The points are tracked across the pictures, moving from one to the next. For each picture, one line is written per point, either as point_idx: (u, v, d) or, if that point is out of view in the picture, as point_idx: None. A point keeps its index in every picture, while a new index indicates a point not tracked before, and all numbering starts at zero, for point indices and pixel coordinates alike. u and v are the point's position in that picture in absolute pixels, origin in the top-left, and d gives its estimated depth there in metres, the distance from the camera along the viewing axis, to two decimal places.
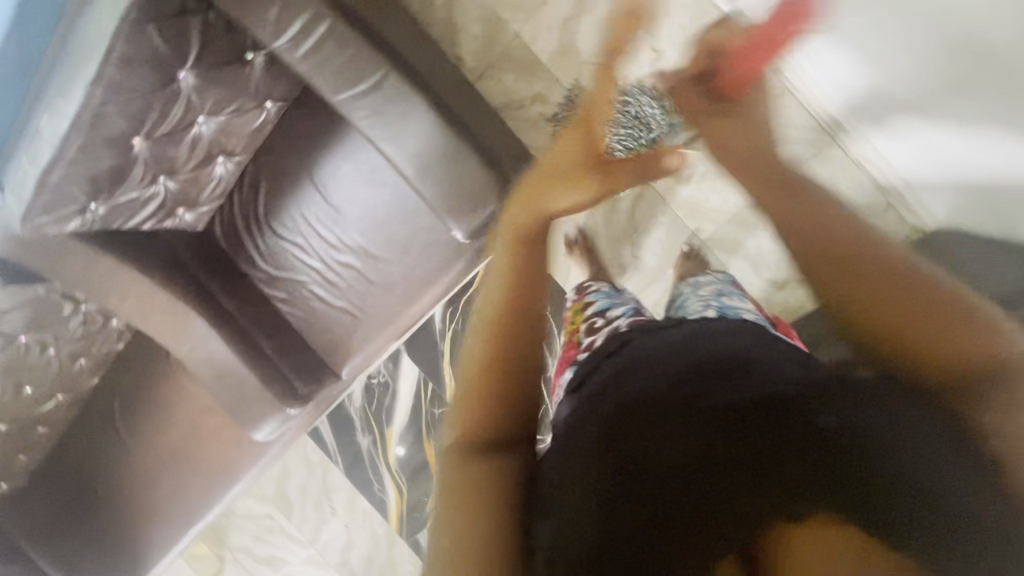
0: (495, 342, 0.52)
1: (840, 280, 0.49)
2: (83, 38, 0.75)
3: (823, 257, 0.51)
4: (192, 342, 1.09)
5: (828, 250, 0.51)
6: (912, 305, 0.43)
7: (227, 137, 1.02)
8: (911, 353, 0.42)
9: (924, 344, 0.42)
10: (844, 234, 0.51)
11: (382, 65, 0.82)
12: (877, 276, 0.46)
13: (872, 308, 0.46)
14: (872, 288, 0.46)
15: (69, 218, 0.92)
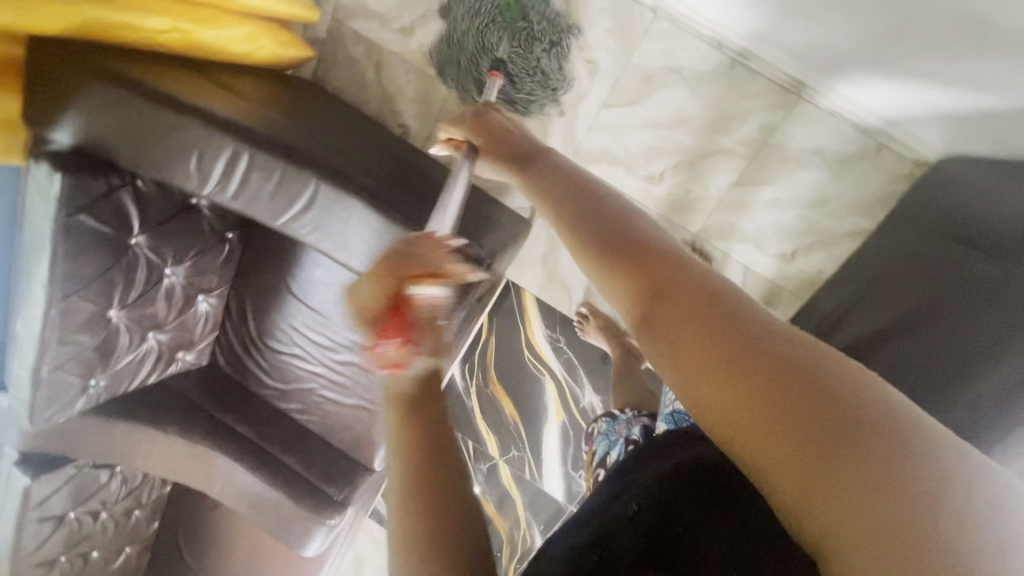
0: (413, 477, 0.44)
1: (704, 352, 0.37)
2: (29, 242, 0.77)
3: (676, 318, 0.39)
4: (223, 478, 1.10)
5: (682, 311, 0.39)
6: (801, 412, 0.32)
7: (199, 278, 1.04)
8: (785, 469, 0.32)
9: (798, 466, 0.32)
10: (702, 293, 0.39)
11: (309, 177, 0.80)
12: (754, 364, 0.34)
13: (741, 413, 0.34)
14: (750, 379, 0.34)
15: (73, 401, 0.94)
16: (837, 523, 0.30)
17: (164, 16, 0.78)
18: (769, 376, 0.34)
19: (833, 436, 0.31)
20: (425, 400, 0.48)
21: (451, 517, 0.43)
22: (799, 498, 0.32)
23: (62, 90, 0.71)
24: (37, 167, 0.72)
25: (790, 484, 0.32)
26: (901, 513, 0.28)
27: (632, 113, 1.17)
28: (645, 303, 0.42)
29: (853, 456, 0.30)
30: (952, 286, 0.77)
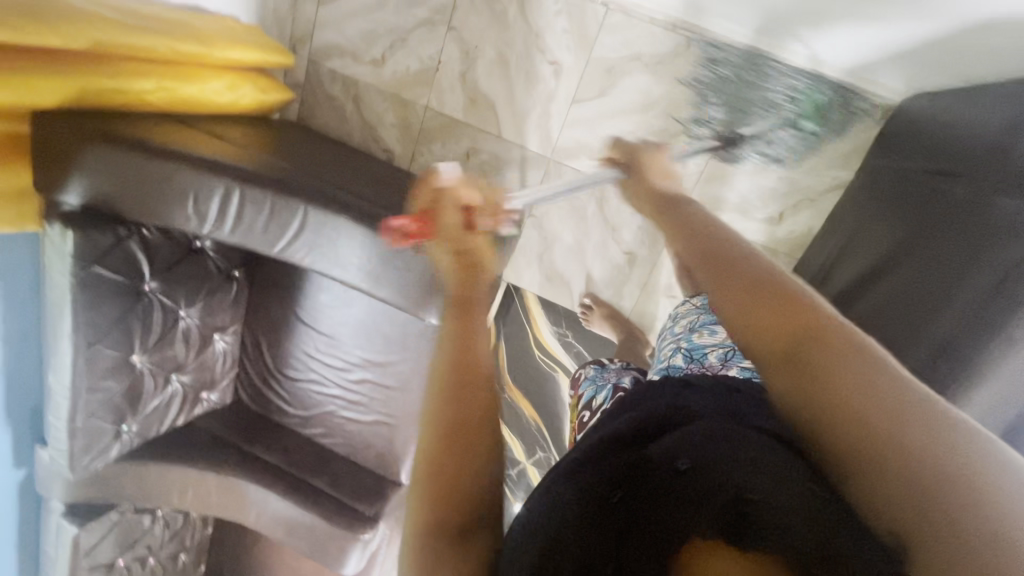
0: (448, 422, 0.49)
1: (816, 364, 0.43)
2: (52, 300, 0.83)
3: (786, 340, 0.46)
4: (256, 507, 1.13)
5: (793, 331, 0.46)
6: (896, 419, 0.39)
7: (213, 317, 1.10)
8: (876, 463, 0.38)
9: (888, 462, 0.37)
10: (810, 318, 0.46)
11: (297, 204, 0.85)
12: (855, 378, 0.41)
13: (846, 415, 0.40)
14: (849, 391, 0.41)
15: (108, 447, 1.00)
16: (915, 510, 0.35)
17: (148, 76, 0.85)
18: (869, 388, 0.40)
19: (922, 439, 0.37)
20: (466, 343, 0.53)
21: (463, 459, 0.48)
22: (888, 491, 0.37)
23: (66, 156, 0.77)
24: (51, 228, 0.79)
25: (877, 479, 0.38)
26: (975, 504, 0.34)
27: (600, 104, 1.21)
28: (756, 322, 0.48)
29: (934, 456, 0.36)
30: (930, 215, 0.78)
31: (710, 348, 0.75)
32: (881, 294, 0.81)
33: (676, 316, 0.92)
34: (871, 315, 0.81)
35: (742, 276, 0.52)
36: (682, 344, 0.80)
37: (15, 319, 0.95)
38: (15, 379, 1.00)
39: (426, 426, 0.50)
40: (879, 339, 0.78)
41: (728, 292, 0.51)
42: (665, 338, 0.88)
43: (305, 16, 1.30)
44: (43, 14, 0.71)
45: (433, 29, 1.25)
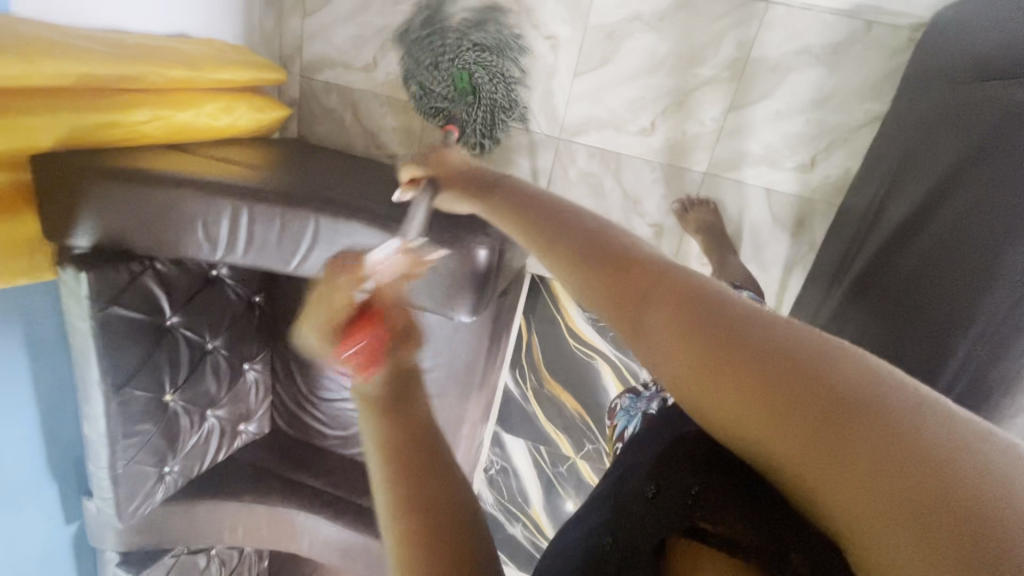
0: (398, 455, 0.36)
1: (678, 337, 0.32)
2: (76, 349, 0.81)
3: (635, 319, 0.36)
4: (306, 534, 1.10)
5: (639, 307, 0.36)
6: (802, 406, 0.26)
7: (240, 346, 1.08)
8: (802, 466, 0.26)
9: (815, 458, 0.26)
10: (665, 279, 0.37)
11: (307, 215, 0.82)
12: (729, 346, 0.30)
13: (729, 410, 0.29)
14: (721, 366, 0.30)
15: (153, 490, 0.98)
16: (860, 508, 0.24)
17: (141, 106, 0.83)
18: (754, 357, 0.29)
19: (844, 428, 0.25)
20: (408, 406, 0.39)
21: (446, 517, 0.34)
22: (828, 498, 0.25)
23: (70, 196, 0.75)
24: (64, 272, 0.76)
25: (815, 486, 0.26)
26: (936, 483, 0.22)
27: (605, 73, 1.15)
28: (611, 300, 0.39)
29: (856, 430, 0.25)
30: (990, 126, 0.70)
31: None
32: (939, 221, 0.75)
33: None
34: (929, 248, 0.75)
35: (585, 252, 0.43)
36: None
37: (45, 371, 0.94)
38: (53, 432, 0.99)
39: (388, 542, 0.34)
40: (945, 267, 0.70)
41: (580, 268, 0.42)
42: None
43: (292, 31, 1.28)
44: (27, 50, 0.69)
45: (422, 23, 1.21)
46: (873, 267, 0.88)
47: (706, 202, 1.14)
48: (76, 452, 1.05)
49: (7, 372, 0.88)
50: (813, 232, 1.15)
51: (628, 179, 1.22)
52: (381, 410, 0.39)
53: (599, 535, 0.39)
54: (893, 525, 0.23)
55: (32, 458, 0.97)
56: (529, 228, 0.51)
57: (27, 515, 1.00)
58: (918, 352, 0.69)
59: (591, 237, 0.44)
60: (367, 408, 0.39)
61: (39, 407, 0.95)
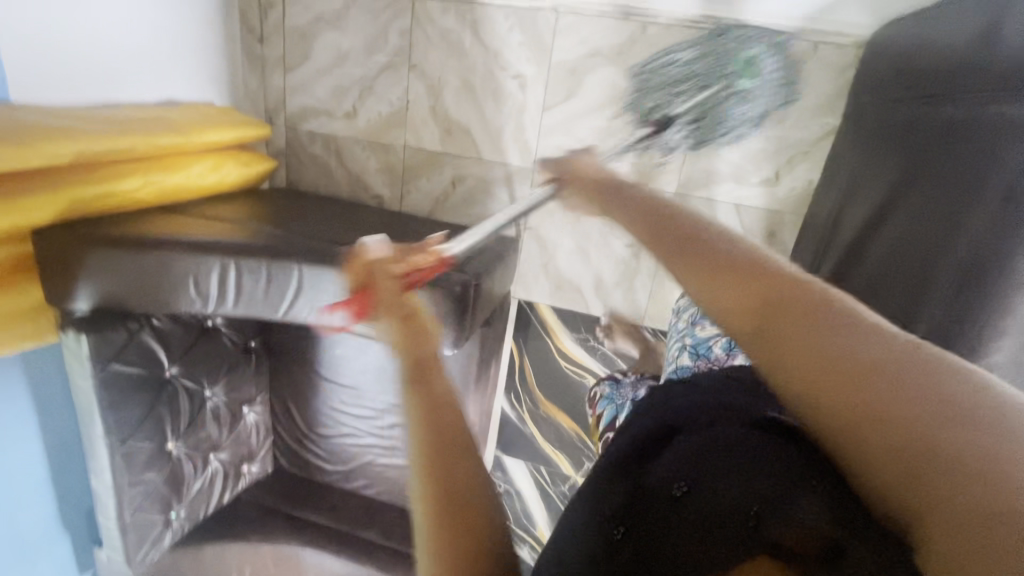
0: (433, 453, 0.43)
1: (784, 330, 0.41)
2: (81, 407, 0.85)
3: (753, 319, 0.43)
4: (311, 571, 1.12)
5: (774, 314, 0.42)
6: (880, 390, 0.35)
7: (239, 391, 1.13)
8: (863, 431, 0.35)
9: (874, 427, 0.34)
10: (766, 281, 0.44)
11: (292, 266, 0.87)
12: (821, 343, 0.38)
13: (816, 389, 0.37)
14: (817, 358, 0.38)
15: (160, 536, 1.02)
16: (901, 470, 0.33)
17: (133, 176, 0.89)
18: (839, 357, 0.37)
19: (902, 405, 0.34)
20: (437, 396, 0.45)
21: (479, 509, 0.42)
22: (881, 459, 0.34)
23: (69, 264, 0.81)
24: (67, 336, 0.82)
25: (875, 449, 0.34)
26: (964, 448, 0.30)
27: (572, 105, 1.21)
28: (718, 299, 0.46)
29: (909, 401, 0.33)
30: (925, 140, 0.74)
31: (711, 342, 0.82)
32: (884, 238, 0.78)
33: (680, 312, 1.00)
34: (874, 267, 0.78)
35: (713, 259, 0.48)
36: (687, 342, 0.86)
37: (54, 427, 0.99)
38: (64, 485, 1.04)
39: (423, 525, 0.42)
40: (891, 285, 0.73)
41: (691, 269, 0.49)
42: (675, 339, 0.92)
43: (274, 87, 1.35)
44: (23, 137, 0.75)
45: (396, 71, 1.28)
46: (834, 281, 0.91)
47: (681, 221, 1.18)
48: (87, 504, 1.09)
49: (18, 431, 0.93)
50: (785, 243, 1.19)
51: None
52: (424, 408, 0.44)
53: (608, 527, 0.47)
54: (928, 480, 0.31)
55: (45, 512, 1.02)
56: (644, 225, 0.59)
57: (41, 568, 1.04)
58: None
59: (724, 249, 0.49)
60: (401, 379, 0.46)
61: (49, 462, 1.00)
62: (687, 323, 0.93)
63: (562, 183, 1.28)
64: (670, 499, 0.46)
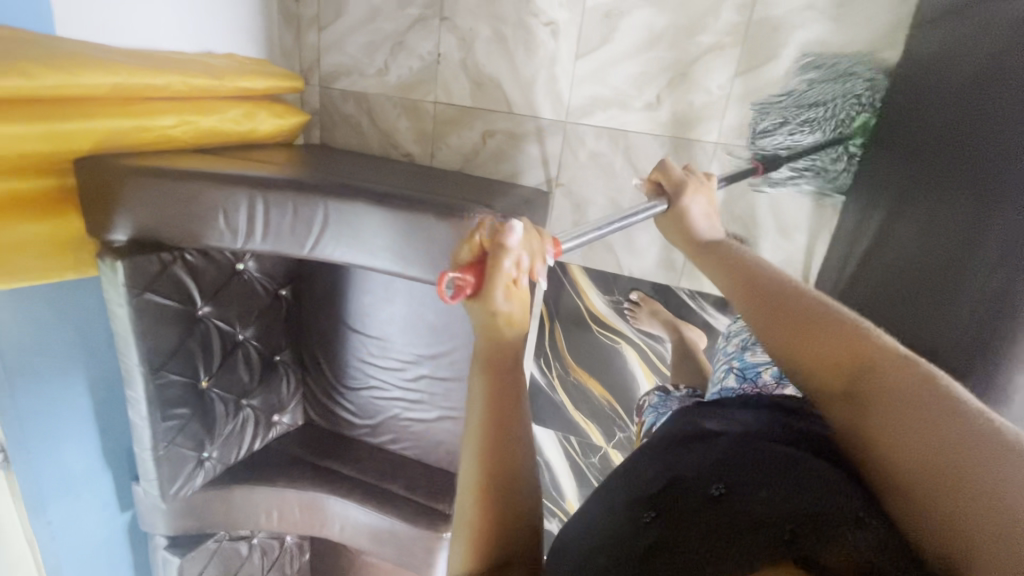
0: (496, 398, 0.51)
1: (876, 404, 0.44)
2: (117, 335, 0.88)
3: (843, 380, 0.48)
4: (336, 520, 1.11)
5: (843, 377, 0.48)
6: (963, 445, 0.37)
7: (270, 338, 1.14)
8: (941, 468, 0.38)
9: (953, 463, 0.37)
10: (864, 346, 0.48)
11: (317, 201, 0.86)
12: (893, 421, 0.42)
13: (902, 437, 0.41)
14: (899, 423, 0.42)
15: (193, 474, 1.05)
16: (954, 520, 0.36)
17: (167, 112, 0.91)
18: (934, 427, 0.39)
19: (980, 478, 0.36)
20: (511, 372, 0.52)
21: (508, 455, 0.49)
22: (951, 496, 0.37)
23: (108, 192, 0.83)
24: (103, 263, 0.84)
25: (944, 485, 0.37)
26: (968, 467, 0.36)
27: (606, 52, 1.16)
28: (823, 364, 0.50)
29: (978, 480, 0.36)
30: (1002, 43, 0.66)
31: (762, 365, 0.75)
32: (948, 163, 0.72)
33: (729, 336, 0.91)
34: (938, 202, 0.72)
35: (801, 313, 0.53)
36: (734, 364, 0.79)
37: (96, 361, 1.03)
38: (104, 419, 1.08)
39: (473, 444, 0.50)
40: (956, 213, 0.67)
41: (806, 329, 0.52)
42: (719, 362, 0.86)
43: (310, 46, 1.36)
44: (62, 63, 0.77)
45: (428, 25, 1.27)
46: (893, 219, 0.83)
47: (732, 239, 1.18)
48: (127, 442, 1.13)
49: (62, 360, 0.98)
50: (837, 194, 1.10)
51: (640, 156, 1.21)
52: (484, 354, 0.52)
53: (638, 513, 0.48)
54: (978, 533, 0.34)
55: (87, 444, 1.06)
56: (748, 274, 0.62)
57: (84, 501, 1.08)
58: (941, 280, 0.67)
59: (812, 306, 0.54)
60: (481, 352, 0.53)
61: (92, 394, 1.04)
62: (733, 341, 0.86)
63: (594, 135, 1.23)
64: (705, 496, 0.45)
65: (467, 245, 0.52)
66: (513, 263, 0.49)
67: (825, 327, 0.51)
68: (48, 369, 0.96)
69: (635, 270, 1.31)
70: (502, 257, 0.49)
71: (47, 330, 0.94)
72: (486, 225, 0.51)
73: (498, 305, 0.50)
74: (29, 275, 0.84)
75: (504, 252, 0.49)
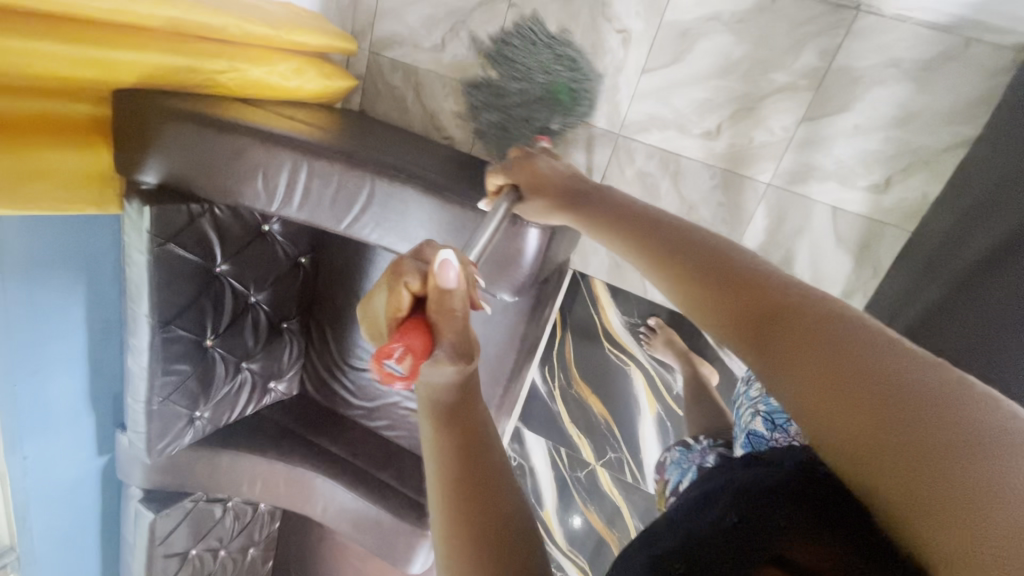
0: (443, 411, 0.48)
1: (775, 342, 0.38)
2: (131, 281, 0.84)
3: (749, 313, 0.42)
4: (322, 499, 1.08)
5: (755, 320, 0.41)
6: (886, 419, 0.30)
7: (281, 305, 1.10)
8: (880, 464, 0.30)
9: (895, 460, 0.29)
10: (783, 300, 0.40)
11: (363, 178, 0.82)
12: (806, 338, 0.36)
13: (788, 371, 0.36)
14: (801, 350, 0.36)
15: (182, 432, 1.01)
16: (861, 448, 0.31)
17: (220, 56, 0.86)
18: (833, 350, 0.34)
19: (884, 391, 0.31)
20: (466, 407, 0.49)
21: (475, 470, 0.46)
22: (900, 499, 0.29)
23: (147, 133, 0.79)
24: (129, 205, 0.79)
25: (887, 486, 0.29)
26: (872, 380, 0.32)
27: (674, 72, 1.13)
28: (726, 313, 0.44)
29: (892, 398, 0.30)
30: None
31: None
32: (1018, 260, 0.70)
33: (750, 380, 0.83)
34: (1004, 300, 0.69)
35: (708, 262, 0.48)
36: (760, 406, 0.72)
37: (99, 299, 0.99)
38: (98, 360, 1.04)
39: (435, 485, 0.47)
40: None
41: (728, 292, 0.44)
42: (744, 397, 0.79)
43: (368, 8, 1.31)
44: None
45: (494, 9, 1.21)
46: (947, 301, 0.80)
47: None
48: (116, 386, 1.09)
49: (66, 293, 0.93)
50: (880, 258, 1.08)
51: (687, 184, 1.18)
52: (435, 400, 0.48)
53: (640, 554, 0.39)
54: (889, 458, 0.29)
55: (77, 382, 1.02)
56: (641, 237, 0.58)
57: (64, 439, 1.04)
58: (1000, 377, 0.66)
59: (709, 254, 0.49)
60: (434, 412, 0.49)
61: (90, 333, 1.00)
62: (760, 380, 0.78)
63: (645, 153, 1.20)
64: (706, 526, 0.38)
65: (395, 306, 0.48)
66: (452, 303, 0.48)
67: (729, 266, 0.47)
68: (50, 301, 0.92)
69: (659, 295, 1.29)
70: (437, 300, 0.48)
71: (55, 260, 0.89)
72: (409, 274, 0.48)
73: (448, 353, 0.47)
74: (59, 205, 0.80)
75: (438, 293, 0.48)
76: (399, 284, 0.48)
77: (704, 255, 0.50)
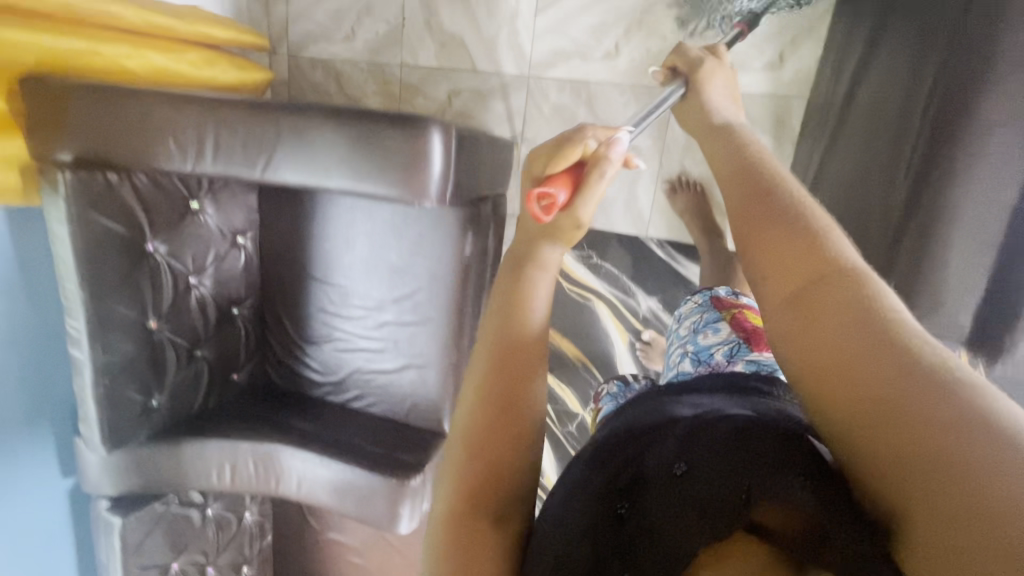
0: (503, 304, 0.45)
1: (827, 319, 0.34)
2: (59, 257, 0.85)
3: (800, 272, 0.37)
4: (294, 474, 1.05)
5: (782, 274, 0.38)
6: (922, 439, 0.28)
7: (227, 286, 1.10)
8: (919, 495, 0.28)
9: (929, 492, 0.28)
10: (836, 277, 0.36)
11: (270, 117, 0.85)
12: (854, 329, 0.33)
13: (823, 362, 0.33)
14: (856, 339, 0.33)
15: (138, 422, 0.99)
16: (887, 459, 0.30)
17: (120, 42, 0.91)
18: (869, 353, 0.32)
19: (920, 403, 0.29)
20: (528, 272, 0.46)
21: (519, 374, 0.44)
22: (926, 531, 0.28)
23: (51, 109, 0.82)
24: (44, 177, 0.83)
25: (885, 481, 0.30)
26: (911, 387, 0.30)
27: (565, 6, 1.20)
28: (763, 259, 0.39)
29: (926, 420, 0.29)
30: None
31: (715, 347, 0.70)
32: None
33: (677, 319, 0.85)
34: None
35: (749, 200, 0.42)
36: (688, 349, 0.74)
37: (38, 304, 0.99)
38: (46, 370, 1.02)
39: (477, 384, 0.44)
40: None
41: (759, 242, 0.40)
42: (672, 339, 0.81)
43: (279, 15, 1.39)
44: None
45: None
46: None
47: (694, 185, 1.22)
48: (70, 399, 1.07)
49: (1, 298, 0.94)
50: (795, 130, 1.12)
51: (602, 107, 1.23)
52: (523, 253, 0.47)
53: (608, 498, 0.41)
54: (911, 478, 0.29)
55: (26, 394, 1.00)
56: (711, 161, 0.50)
57: (19, 458, 1.01)
58: None
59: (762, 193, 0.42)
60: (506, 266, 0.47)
61: (33, 341, 0.99)
62: (686, 325, 0.80)
63: (557, 88, 1.25)
64: (668, 473, 0.40)
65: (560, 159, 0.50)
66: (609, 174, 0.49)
67: (783, 212, 0.40)
68: None
69: (603, 222, 1.31)
70: (596, 167, 0.49)
71: None
72: (591, 138, 0.50)
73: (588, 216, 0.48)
74: None
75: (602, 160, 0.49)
76: (579, 141, 0.50)
77: (753, 191, 0.43)
